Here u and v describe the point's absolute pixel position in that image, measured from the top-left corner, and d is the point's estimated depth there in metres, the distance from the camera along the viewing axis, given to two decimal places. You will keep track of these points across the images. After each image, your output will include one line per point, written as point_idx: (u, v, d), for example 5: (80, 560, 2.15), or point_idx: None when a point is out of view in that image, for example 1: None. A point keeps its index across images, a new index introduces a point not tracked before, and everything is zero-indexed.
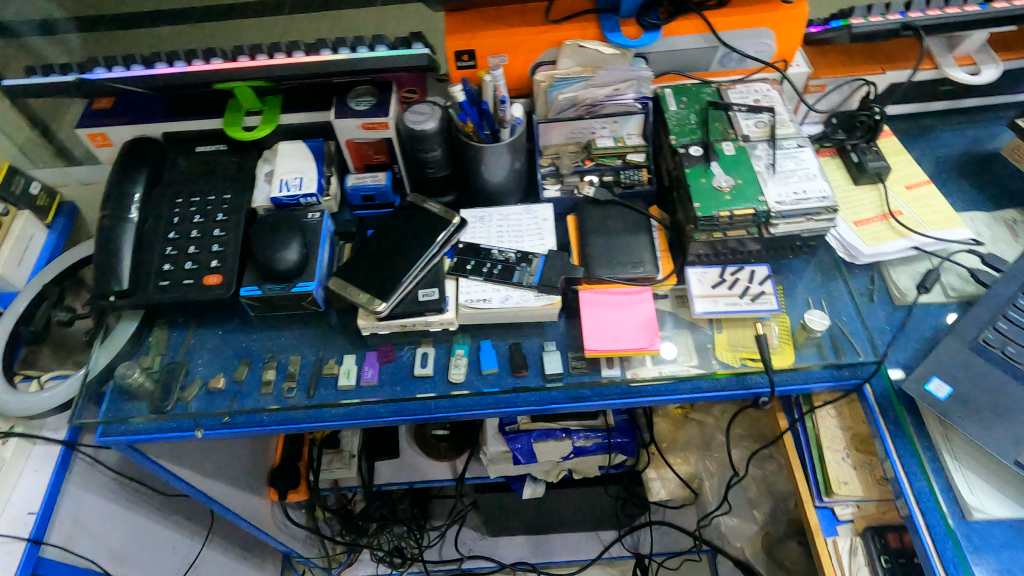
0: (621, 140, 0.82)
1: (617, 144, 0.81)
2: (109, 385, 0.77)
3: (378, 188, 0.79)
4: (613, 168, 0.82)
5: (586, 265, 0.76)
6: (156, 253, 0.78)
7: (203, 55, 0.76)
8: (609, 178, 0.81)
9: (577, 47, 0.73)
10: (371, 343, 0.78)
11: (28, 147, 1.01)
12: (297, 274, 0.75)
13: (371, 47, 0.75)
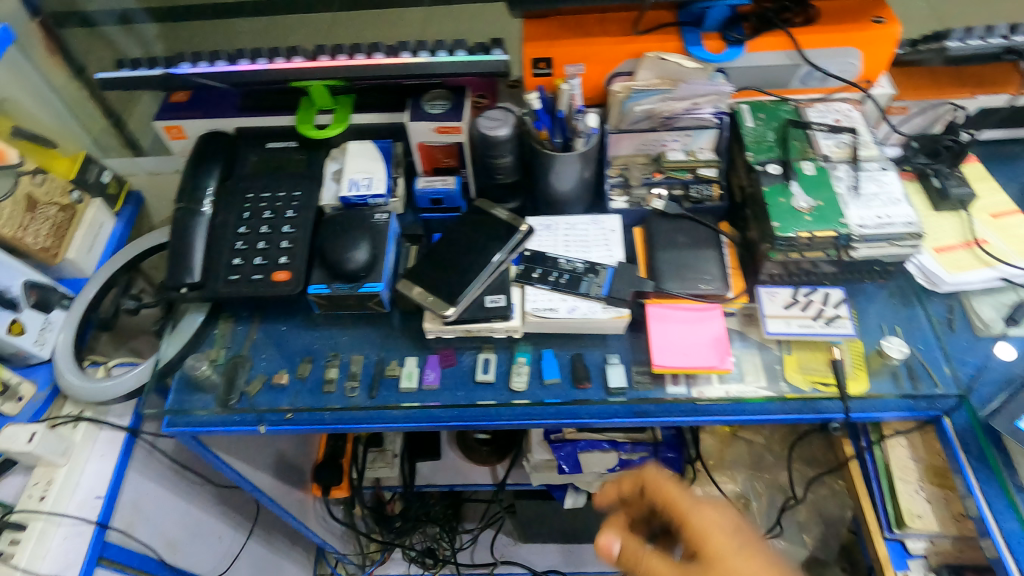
0: (692, 154, 0.81)
1: (688, 158, 0.81)
2: (175, 376, 0.79)
3: (447, 191, 0.79)
4: (683, 182, 0.81)
5: (654, 279, 0.75)
6: (227, 248, 0.78)
7: (285, 53, 0.77)
8: (678, 192, 0.81)
9: (658, 60, 0.72)
10: (433, 347, 0.78)
11: (101, 138, 1.08)
12: (366, 274, 0.75)
13: (450, 52, 0.76)
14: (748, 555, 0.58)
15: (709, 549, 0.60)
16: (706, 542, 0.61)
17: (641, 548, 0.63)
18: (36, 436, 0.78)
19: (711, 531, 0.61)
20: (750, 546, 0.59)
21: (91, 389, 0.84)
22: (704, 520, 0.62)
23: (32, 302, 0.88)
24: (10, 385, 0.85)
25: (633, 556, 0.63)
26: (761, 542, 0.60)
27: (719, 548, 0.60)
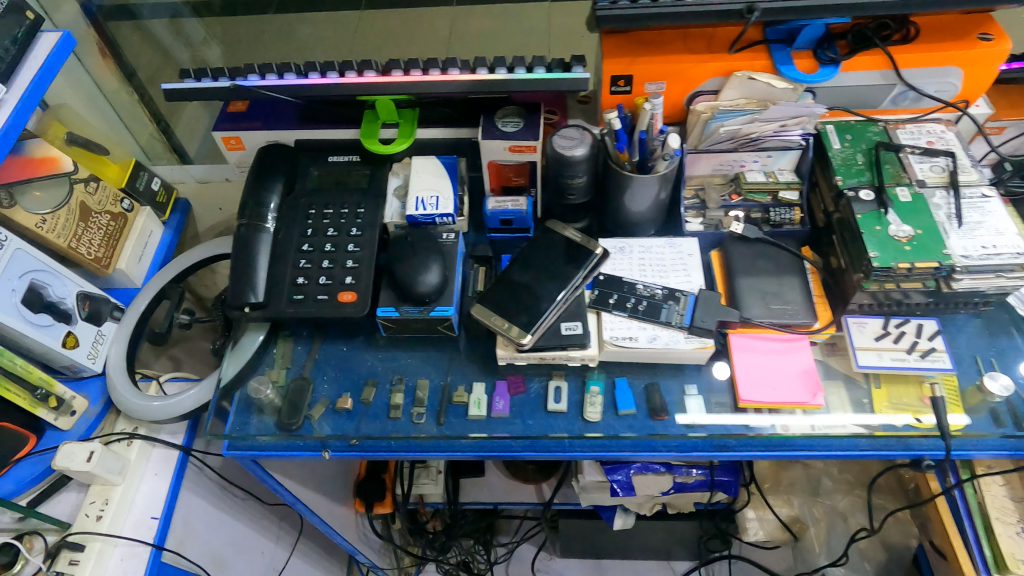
0: (773, 175, 0.79)
1: (768, 179, 0.78)
2: (234, 398, 0.77)
3: (518, 213, 0.76)
4: (762, 204, 0.78)
5: (738, 307, 0.72)
6: (289, 265, 0.76)
7: (357, 66, 0.74)
8: (757, 215, 0.78)
9: (747, 79, 0.71)
10: (501, 372, 0.75)
11: (148, 144, 1.09)
12: (436, 297, 0.72)
13: (529, 69, 0.72)
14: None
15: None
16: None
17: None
18: (94, 455, 0.76)
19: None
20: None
21: (147, 407, 0.83)
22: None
23: (85, 313, 0.87)
24: (64, 400, 0.84)
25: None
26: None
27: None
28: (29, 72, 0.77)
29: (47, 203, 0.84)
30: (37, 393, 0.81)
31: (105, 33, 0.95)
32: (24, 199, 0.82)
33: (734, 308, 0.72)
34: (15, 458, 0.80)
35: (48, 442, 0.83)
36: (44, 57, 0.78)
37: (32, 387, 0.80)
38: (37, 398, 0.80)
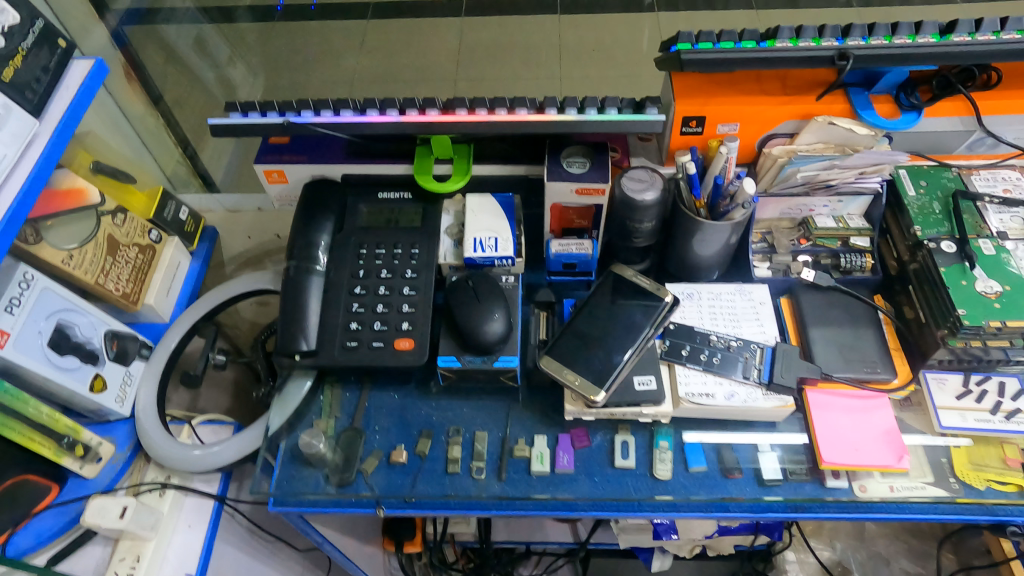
0: (842, 221, 0.77)
1: (838, 225, 0.77)
2: (280, 450, 0.72)
3: (583, 257, 0.73)
4: (832, 250, 0.76)
5: (815, 362, 0.69)
6: (342, 308, 0.72)
7: (418, 103, 0.70)
8: (827, 260, 0.75)
9: (826, 124, 0.68)
10: (563, 423, 0.72)
11: (175, 175, 1.08)
12: (500, 346, 0.69)
13: (601, 109, 0.69)
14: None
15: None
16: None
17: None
18: (128, 510, 0.72)
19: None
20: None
21: (187, 455, 0.78)
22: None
23: (113, 354, 0.81)
24: (91, 447, 0.78)
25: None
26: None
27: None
28: (61, 103, 0.72)
29: (73, 237, 0.79)
30: (62, 441, 0.75)
31: (133, 58, 0.96)
32: (49, 235, 0.77)
33: (812, 362, 0.69)
34: (34, 511, 0.74)
35: (71, 490, 0.78)
36: (77, 87, 0.73)
37: (58, 436, 0.74)
38: (62, 448, 0.75)
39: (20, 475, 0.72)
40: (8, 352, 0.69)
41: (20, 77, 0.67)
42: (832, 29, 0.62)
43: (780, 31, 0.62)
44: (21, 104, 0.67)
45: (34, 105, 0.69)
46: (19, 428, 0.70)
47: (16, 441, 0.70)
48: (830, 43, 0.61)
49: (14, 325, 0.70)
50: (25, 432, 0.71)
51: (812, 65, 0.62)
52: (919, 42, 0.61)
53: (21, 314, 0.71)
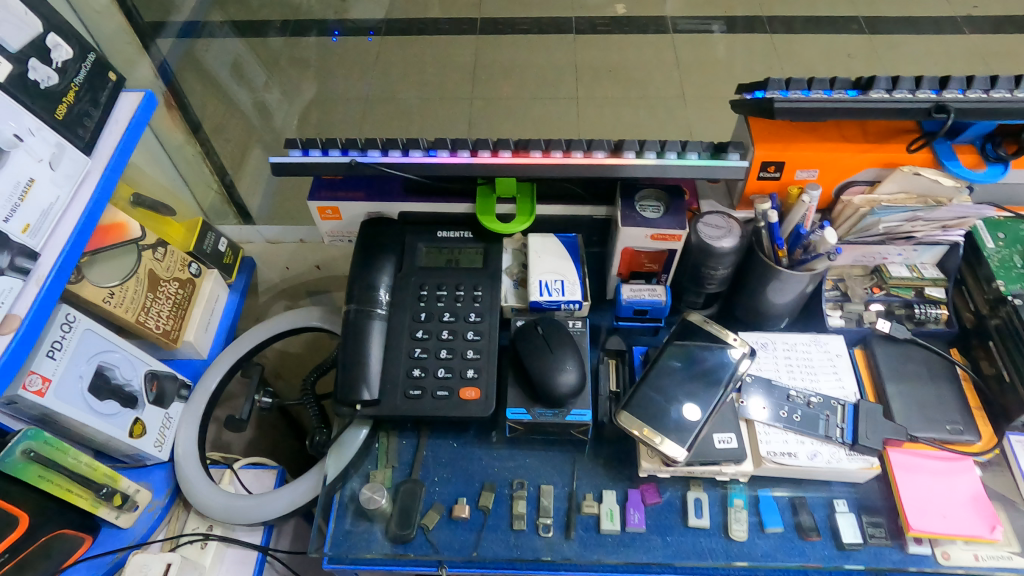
0: (916, 269, 0.75)
1: (913, 274, 0.75)
2: (334, 503, 0.69)
3: (656, 304, 0.70)
4: (906, 300, 0.74)
5: (896, 422, 0.67)
6: (404, 354, 0.69)
7: (490, 144, 0.68)
8: (901, 310, 0.74)
9: (912, 174, 0.66)
10: (633, 477, 0.69)
11: (213, 209, 1.06)
12: (572, 399, 0.66)
13: (682, 152, 0.66)
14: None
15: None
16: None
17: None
18: (171, 569, 0.69)
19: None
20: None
21: (232, 504, 0.78)
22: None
23: (151, 396, 0.80)
24: (128, 495, 0.75)
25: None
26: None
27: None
28: (112, 136, 0.73)
29: (114, 275, 0.78)
30: (101, 492, 0.72)
31: (176, 91, 0.98)
32: (90, 273, 0.76)
33: (894, 421, 0.66)
34: (62, 567, 0.70)
35: (104, 542, 0.75)
36: (127, 120, 0.75)
37: (97, 486, 0.72)
38: (101, 498, 0.72)
39: (56, 530, 0.69)
40: (48, 401, 0.67)
41: (73, 114, 0.68)
42: (930, 80, 0.62)
43: (875, 83, 0.61)
44: (72, 141, 0.68)
45: (85, 142, 0.70)
46: (55, 480, 0.68)
47: (54, 493, 0.68)
48: (926, 96, 0.61)
49: (55, 371, 0.69)
50: (63, 484, 0.68)
51: (908, 116, 0.61)
52: (1019, 97, 0.60)
53: (63, 358, 0.69)
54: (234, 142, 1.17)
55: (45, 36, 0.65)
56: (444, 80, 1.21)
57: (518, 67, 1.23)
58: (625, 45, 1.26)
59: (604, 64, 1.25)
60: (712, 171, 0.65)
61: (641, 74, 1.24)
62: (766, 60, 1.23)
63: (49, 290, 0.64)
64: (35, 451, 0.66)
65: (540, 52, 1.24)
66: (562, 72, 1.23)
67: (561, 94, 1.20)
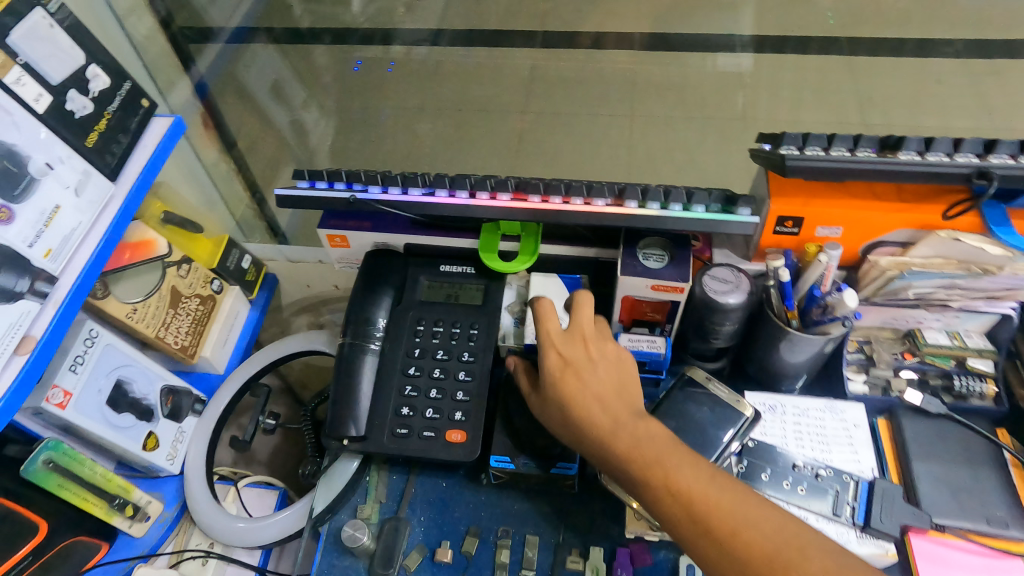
0: (957, 337, 0.71)
1: (954, 343, 0.70)
2: (324, 532, 0.70)
3: (655, 356, 0.67)
4: (944, 370, 0.70)
5: (919, 505, 0.62)
6: (394, 390, 0.68)
7: (490, 185, 0.66)
8: (937, 381, 0.70)
9: (950, 241, 0.61)
10: (621, 535, 0.66)
11: (244, 221, 1.11)
12: (558, 452, 0.64)
13: (687, 204, 0.62)
14: (691, 460, 0.52)
15: (690, 539, 0.49)
16: (683, 486, 0.50)
17: (593, 346, 0.60)
18: None
19: (708, 492, 0.49)
20: (762, 504, 0.49)
21: (230, 525, 0.81)
22: (680, 474, 0.51)
23: (167, 410, 0.85)
24: (140, 506, 0.81)
25: (579, 353, 0.60)
26: (836, 564, 0.46)
27: (710, 501, 0.49)
28: (138, 162, 0.78)
29: (137, 291, 0.82)
30: (114, 501, 0.78)
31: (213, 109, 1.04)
32: (116, 289, 0.79)
33: (917, 506, 0.62)
34: (83, 569, 0.76)
35: (119, 549, 0.81)
36: (154, 146, 0.79)
37: (111, 496, 0.78)
38: (113, 507, 0.78)
39: (73, 537, 0.75)
40: (69, 414, 0.72)
41: (102, 142, 0.73)
42: (971, 144, 0.57)
43: (904, 143, 0.57)
44: (100, 168, 0.72)
45: (112, 168, 0.74)
46: (74, 488, 0.74)
47: (72, 501, 0.74)
48: (967, 159, 0.56)
49: (76, 385, 0.73)
50: (80, 492, 0.74)
51: (944, 181, 0.56)
52: None
53: (84, 372, 0.74)
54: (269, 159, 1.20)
55: (86, 67, 0.69)
56: (484, 95, 1.15)
57: (572, 83, 1.15)
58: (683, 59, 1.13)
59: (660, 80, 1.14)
60: (721, 225, 0.61)
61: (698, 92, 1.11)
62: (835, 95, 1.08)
63: (65, 312, 0.68)
64: (55, 461, 0.72)
65: (587, 73, 1.15)
66: (612, 86, 1.14)
67: (608, 110, 1.12)
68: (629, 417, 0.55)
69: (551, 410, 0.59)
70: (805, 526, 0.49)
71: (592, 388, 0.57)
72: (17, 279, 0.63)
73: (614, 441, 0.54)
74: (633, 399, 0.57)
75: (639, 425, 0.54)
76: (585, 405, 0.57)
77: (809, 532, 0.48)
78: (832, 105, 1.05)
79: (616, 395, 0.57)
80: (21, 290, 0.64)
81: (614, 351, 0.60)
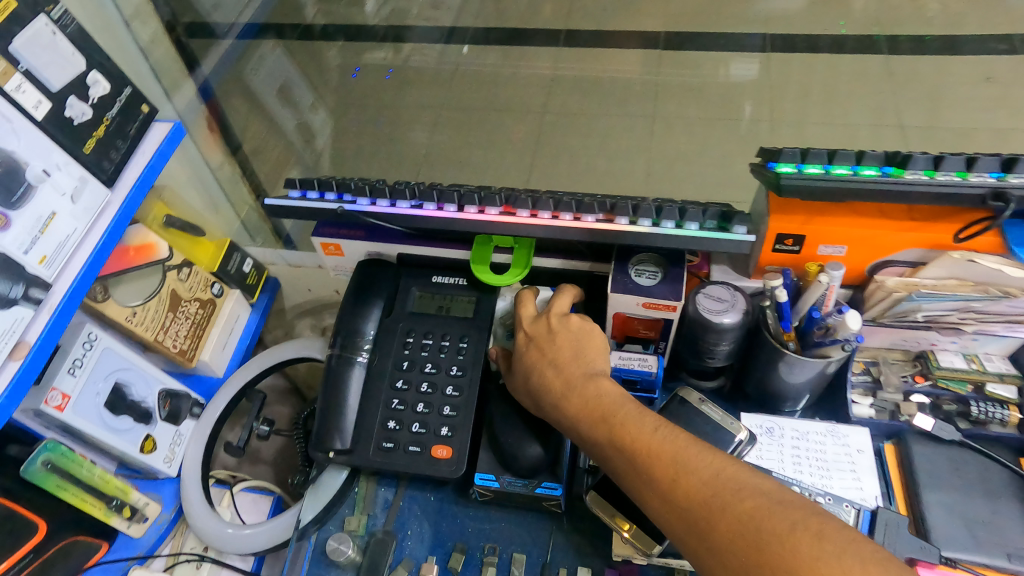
0: (976, 360, 0.68)
1: (971, 366, 0.67)
2: (311, 544, 0.70)
3: (646, 376, 0.65)
4: (959, 395, 0.66)
5: (928, 538, 0.59)
6: (381, 404, 0.67)
7: (479, 198, 0.64)
8: (952, 407, 0.66)
9: (964, 261, 0.57)
10: (610, 556, 0.65)
11: (250, 223, 1.10)
12: (544, 471, 0.63)
13: (680, 222, 0.60)
14: (638, 415, 0.53)
15: (637, 490, 0.50)
16: (626, 437, 0.52)
17: (555, 320, 0.63)
18: None
19: (646, 442, 0.51)
20: (702, 450, 0.49)
21: (220, 531, 0.81)
22: (625, 428, 0.53)
23: (164, 413, 0.86)
24: (138, 508, 0.82)
25: (541, 327, 0.63)
26: (770, 502, 0.45)
27: (651, 450, 0.50)
28: (137, 167, 0.78)
29: (137, 294, 0.82)
30: (112, 503, 0.79)
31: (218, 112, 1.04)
32: (116, 292, 0.80)
33: (924, 539, 0.59)
34: (85, 566, 0.78)
35: (119, 548, 0.82)
36: (153, 151, 0.79)
37: (108, 497, 0.79)
38: (111, 508, 0.79)
39: (73, 536, 0.76)
40: (67, 416, 0.72)
41: (100, 147, 0.73)
42: (987, 162, 0.53)
43: (912, 161, 0.53)
44: (96, 175, 0.73)
45: (110, 175, 0.75)
46: (73, 489, 0.75)
47: (70, 501, 0.75)
48: (983, 179, 0.52)
49: (75, 387, 0.74)
50: (79, 494, 0.75)
51: (956, 201, 0.53)
52: None
53: (83, 375, 0.75)
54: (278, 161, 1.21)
55: (87, 74, 0.70)
56: (499, 95, 1.14)
57: (591, 84, 1.14)
58: (698, 67, 1.13)
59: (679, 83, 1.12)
60: (714, 245, 0.59)
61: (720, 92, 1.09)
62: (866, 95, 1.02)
63: (59, 318, 0.68)
64: (54, 462, 0.73)
65: (604, 76, 1.14)
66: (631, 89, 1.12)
67: (625, 109, 1.09)
68: (580, 378, 0.58)
69: (517, 381, 0.63)
70: (746, 469, 0.48)
71: (549, 355, 0.61)
72: (12, 285, 0.63)
73: (566, 402, 0.57)
74: (589, 362, 0.59)
75: (587, 385, 0.57)
76: (542, 372, 0.60)
77: (749, 477, 0.47)
78: (855, 107, 1.02)
79: (572, 359, 0.60)
80: (16, 296, 0.64)
81: (576, 323, 0.63)
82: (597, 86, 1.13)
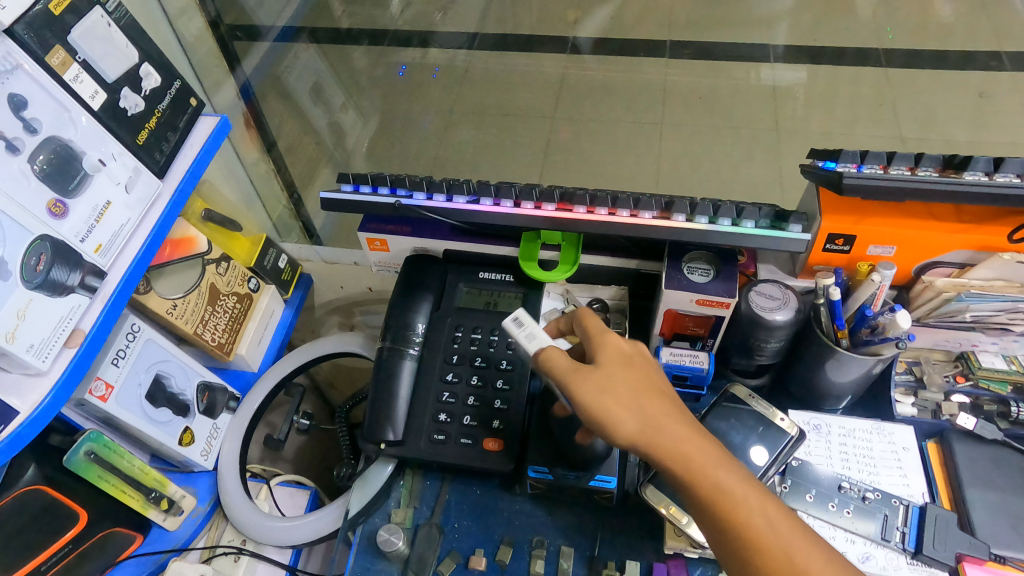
0: (1015, 361, 0.71)
1: (1011, 367, 0.70)
2: (357, 535, 0.70)
3: (698, 371, 0.66)
4: (999, 396, 0.70)
5: (971, 533, 0.60)
6: (432, 397, 0.68)
7: (536, 195, 0.66)
8: (992, 406, 0.70)
9: (1015, 263, 0.59)
10: (658, 550, 0.65)
11: (280, 223, 1.15)
12: (597, 464, 0.64)
13: (736, 219, 0.61)
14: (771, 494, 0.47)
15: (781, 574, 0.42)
16: (780, 514, 0.44)
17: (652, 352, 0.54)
18: None
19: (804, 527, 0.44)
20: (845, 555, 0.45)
21: (264, 524, 0.83)
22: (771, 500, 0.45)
23: (202, 406, 0.86)
24: (174, 500, 0.82)
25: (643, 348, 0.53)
26: None
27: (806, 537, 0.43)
28: (185, 160, 0.79)
29: (177, 287, 0.82)
30: (150, 495, 0.79)
31: (255, 109, 1.05)
32: (158, 285, 0.80)
33: (969, 534, 0.60)
34: (117, 560, 0.77)
35: (152, 541, 0.82)
36: (201, 144, 0.80)
37: (147, 489, 0.79)
38: (150, 500, 0.79)
39: (110, 528, 0.75)
40: (110, 406, 0.72)
41: (152, 139, 0.74)
42: None
43: (972, 163, 0.55)
44: (148, 165, 0.73)
45: (160, 165, 0.75)
46: (112, 479, 0.75)
47: (109, 491, 0.74)
48: None
49: (118, 378, 0.74)
50: (118, 484, 0.75)
51: (1014, 202, 0.55)
52: None
53: (126, 366, 0.75)
54: (305, 160, 1.22)
55: (140, 66, 0.70)
56: (520, 99, 1.16)
57: (608, 87, 1.14)
58: (727, 71, 1.13)
59: (689, 89, 1.13)
60: (770, 244, 0.60)
61: (735, 99, 1.11)
62: (884, 107, 1.04)
63: (112, 306, 0.68)
64: (96, 453, 0.73)
65: (622, 81, 1.15)
66: (647, 93, 1.13)
67: (646, 116, 1.11)
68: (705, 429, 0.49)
69: (621, 386, 0.49)
70: None
71: (666, 388, 0.50)
72: (70, 273, 0.62)
73: (701, 451, 0.46)
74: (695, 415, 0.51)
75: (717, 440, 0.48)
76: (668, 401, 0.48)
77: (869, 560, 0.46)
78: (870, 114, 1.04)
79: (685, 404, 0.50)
80: (72, 284, 0.63)
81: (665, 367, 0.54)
82: (616, 89, 1.14)
